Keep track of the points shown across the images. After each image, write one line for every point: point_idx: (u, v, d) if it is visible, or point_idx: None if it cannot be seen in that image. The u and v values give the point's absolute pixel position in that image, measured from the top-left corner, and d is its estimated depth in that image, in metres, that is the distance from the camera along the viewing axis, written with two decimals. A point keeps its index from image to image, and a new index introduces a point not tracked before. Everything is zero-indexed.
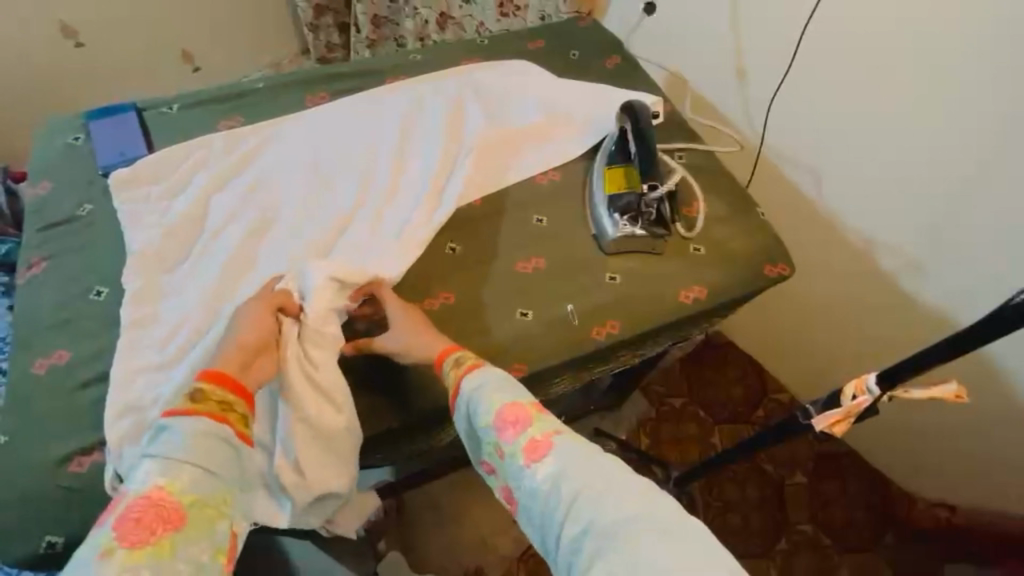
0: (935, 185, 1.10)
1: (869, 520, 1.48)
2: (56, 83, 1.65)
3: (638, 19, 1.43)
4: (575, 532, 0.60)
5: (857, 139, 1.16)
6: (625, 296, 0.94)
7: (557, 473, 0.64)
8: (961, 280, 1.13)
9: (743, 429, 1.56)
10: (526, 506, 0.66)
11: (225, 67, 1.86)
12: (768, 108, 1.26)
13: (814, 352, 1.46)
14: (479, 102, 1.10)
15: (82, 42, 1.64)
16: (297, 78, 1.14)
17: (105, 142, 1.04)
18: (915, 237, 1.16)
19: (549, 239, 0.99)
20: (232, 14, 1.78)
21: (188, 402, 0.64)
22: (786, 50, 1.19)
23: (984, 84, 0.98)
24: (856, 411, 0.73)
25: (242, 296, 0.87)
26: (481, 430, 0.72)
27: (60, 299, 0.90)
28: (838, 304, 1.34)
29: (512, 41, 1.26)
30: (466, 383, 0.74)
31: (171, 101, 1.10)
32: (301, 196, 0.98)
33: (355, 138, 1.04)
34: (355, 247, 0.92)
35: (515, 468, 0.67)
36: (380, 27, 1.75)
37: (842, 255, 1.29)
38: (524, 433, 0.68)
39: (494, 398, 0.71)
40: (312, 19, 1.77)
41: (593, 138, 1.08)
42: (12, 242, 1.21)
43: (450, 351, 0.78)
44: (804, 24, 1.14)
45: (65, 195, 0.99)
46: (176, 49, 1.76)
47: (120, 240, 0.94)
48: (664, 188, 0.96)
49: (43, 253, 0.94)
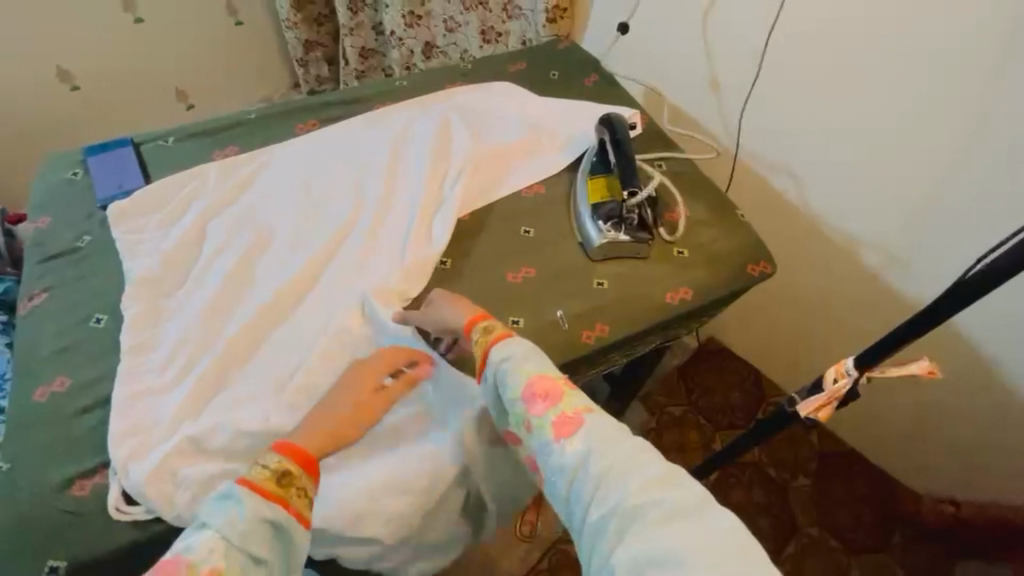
0: (928, 183, 1.13)
1: (878, 522, 1.47)
2: (50, 124, 1.71)
3: (614, 39, 1.49)
4: (599, 512, 0.61)
5: (836, 141, 1.21)
6: (614, 300, 0.96)
7: (586, 451, 0.64)
8: (952, 273, 1.16)
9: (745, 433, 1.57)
10: (552, 481, 0.66)
11: (216, 103, 1.93)
12: (742, 117, 1.32)
13: (803, 343, 1.49)
14: (466, 121, 1.14)
15: (78, 86, 1.70)
16: (288, 107, 1.19)
17: (105, 177, 1.07)
18: (906, 235, 1.19)
19: (538, 249, 1.02)
20: (224, 53, 1.85)
21: (268, 480, 0.64)
22: (757, 62, 1.25)
23: (967, 84, 1.02)
24: (839, 394, 0.69)
25: (234, 316, 0.91)
26: (510, 400, 0.71)
27: (62, 330, 0.91)
28: (828, 296, 1.37)
29: (495, 64, 1.32)
30: (495, 353, 0.74)
31: (167, 134, 1.14)
32: (295, 217, 1.01)
33: (347, 157, 1.08)
34: (353, 268, 0.96)
35: (542, 442, 0.67)
36: (368, 59, 1.84)
37: (828, 253, 1.32)
38: (553, 409, 0.68)
39: (525, 370, 0.71)
40: (301, 55, 1.86)
41: (575, 151, 1.12)
42: (11, 281, 1.23)
43: (478, 319, 0.79)
44: (769, 33, 1.21)
45: (66, 227, 1.02)
46: (170, 88, 1.83)
47: (116, 269, 0.97)
48: (644, 194, 0.98)
49: (43, 284, 0.96)
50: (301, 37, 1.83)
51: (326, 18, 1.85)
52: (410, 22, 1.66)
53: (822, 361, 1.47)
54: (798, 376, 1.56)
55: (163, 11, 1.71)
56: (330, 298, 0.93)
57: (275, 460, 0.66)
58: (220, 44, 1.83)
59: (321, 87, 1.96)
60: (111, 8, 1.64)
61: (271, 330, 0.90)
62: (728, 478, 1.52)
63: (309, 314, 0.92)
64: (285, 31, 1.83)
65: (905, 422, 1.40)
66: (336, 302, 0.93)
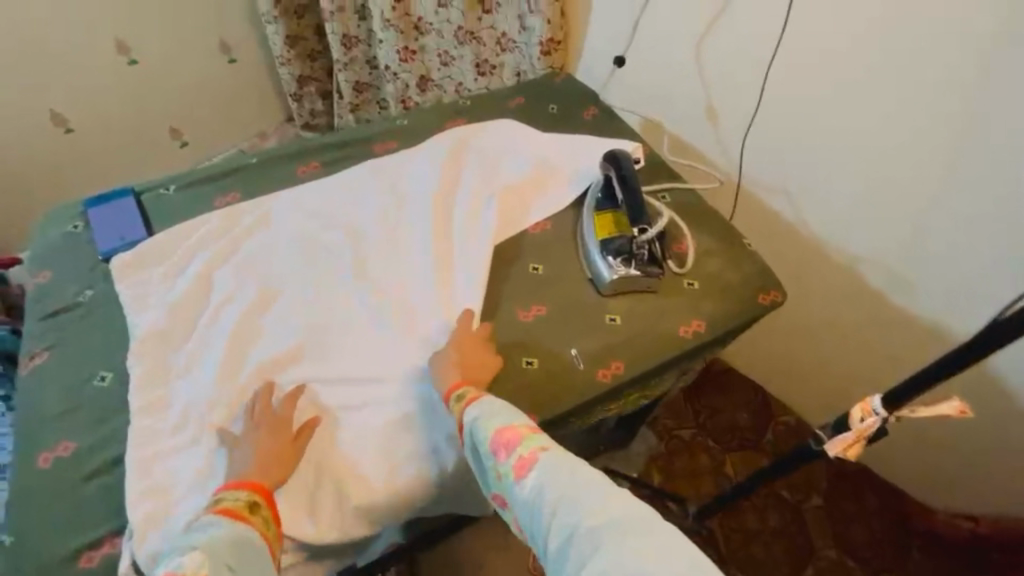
0: (924, 201, 1.14)
1: (894, 538, 1.45)
2: (46, 167, 1.71)
3: (609, 73, 1.51)
4: (559, 543, 0.65)
5: (833, 163, 1.22)
6: (628, 337, 0.95)
7: (542, 486, 0.70)
8: (959, 287, 1.16)
9: (755, 456, 1.55)
10: (523, 524, 0.71)
11: (211, 140, 1.93)
12: (742, 144, 1.34)
13: (822, 377, 1.49)
14: (472, 162, 1.15)
15: (72, 128, 1.70)
16: (289, 150, 1.19)
17: (107, 228, 1.06)
18: (910, 253, 1.20)
19: (548, 286, 1.01)
20: (215, 90, 1.86)
21: (241, 506, 0.73)
22: (755, 88, 1.26)
23: (962, 104, 1.04)
24: (867, 434, 0.67)
25: (242, 365, 0.89)
26: (479, 455, 0.78)
27: (64, 390, 0.88)
28: (842, 326, 1.38)
29: (495, 100, 1.34)
30: (466, 415, 0.80)
31: (168, 182, 1.13)
32: (301, 262, 1.01)
33: (355, 203, 1.08)
34: (363, 316, 0.95)
35: (509, 487, 0.73)
36: (362, 92, 1.86)
37: (831, 272, 1.34)
38: (514, 453, 0.74)
39: (489, 425, 0.78)
40: (295, 90, 1.87)
41: (579, 186, 1.12)
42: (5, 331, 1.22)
43: (455, 386, 0.84)
44: (768, 62, 1.22)
45: (68, 281, 1.00)
46: (164, 127, 1.83)
47: (120, 323, 0.95)
48: (654, 230, 0.96)
49: (44, 342, 0.93)
50: (295, 73, 1.85)
51: (320, 54, 1.86)
52: (405, 57, 1.69)
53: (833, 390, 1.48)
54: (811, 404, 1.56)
55: (155, 51, 1.71)
56: (343, 346, 0.93)
57: (242, 494, 0.74)
58: (213, 80, 1.84)
59: (316, 121, 1.98)
60: (103, 50, 1.65)
61: (287, 379, 0.89)
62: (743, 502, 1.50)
63: (319, 365, 0.90)
64: (279, 68, 1.85)
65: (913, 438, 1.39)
66: (350, 350, 0.92)
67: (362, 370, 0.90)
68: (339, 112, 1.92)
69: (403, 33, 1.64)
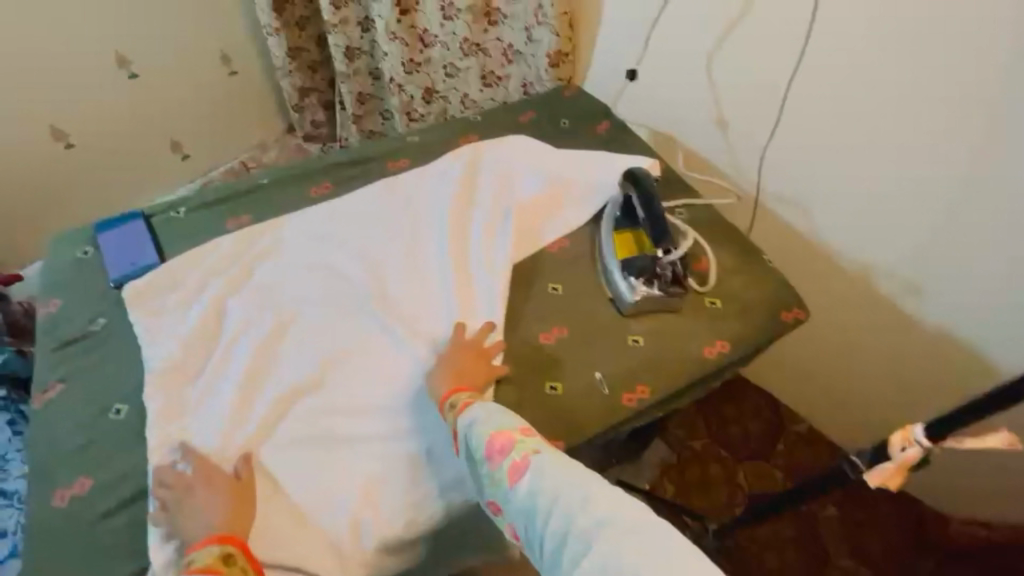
0: (933, 207, 1.14)
1: (906, 550, 1.43)
2: (42, 182, 1.67)
3: (622, 86, 1.46)
4: (553, 541, 0.66)
5: (842, 172, 1.22)
6: (652, 359, 0.93)
7: (536, 489, 0.70)
8: (976, 293, 1.16)
9: (767, 466, 1.53)
10: (519, 526, 0.71)
11: (211, 153, 1.90)
12: (762, 155, 1.31)
13: (854, 397, 1.45)
14: (488, 180, 1.13)
15: (72, 143, 1.68)
16: (299, 170, 1.17)
17: (117, 254, 1.04)
18: (921, 261, 1.20)
19: (567, 307, 0.99)
20: (213, 102, 1.84)
21: (214, 563, 0.69)
22: (776, 98, 1.24)
23: (977, 112, 1.04)
24: (909, 464, 0.65)
25: (261, 397, 0.88)
26: (476, 460, 0.79)
27: (80, 424, 0.87)
28: (873, 346, 1.35)
29: (506, 115, 1.33)
30: (461, 421, 0.81)
31: (178, 205, 1.11)
32: (316, 290, 1.00)
33: (370, 226, 1.07)
34: (381, 346, 0.94)
35: (504, 490, 0.74)
36: (366, 103, 1.83)
37: (844, 280, 1.32)
38: (508, 456, 0.75)
39: (484, 430, 0.78)
40: (297, 101, 1.85)
41: (597, 203, 1.11)
42: (8, 352, 1.25)
43: (451, 392, 0.85)
44: (792, 75, 1.20)
45: (79, 310, 0.98)
46: (165, 140, 1.80)
47: (134, 353, 0.93)
48: (679, 251, 0.96)
49: (57, 375, 0.91)
50: (296, 84, 1.83)
51: (322, 65, 1.84)
52: (410, 69, 1.66)
53: (873, 424, 1.45)
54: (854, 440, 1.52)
55: (156, 63, 1.71)
56: (364, 375, 0.92)
57: (212, 549, 0.70)
58: (216, 94, 1.83)
59: (317, 132, 1.93)
60: (105, 63, 1.64)
61: (310, 413, 0.88)
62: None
63: (336, 395, 0.90)
64: (281, 79, 1.83)
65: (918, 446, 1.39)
66: (370, 379, 0.91)
67: (383, 401, 0.89)
68: (342, 122, 1.89)
69: (408, 45, 1.63)
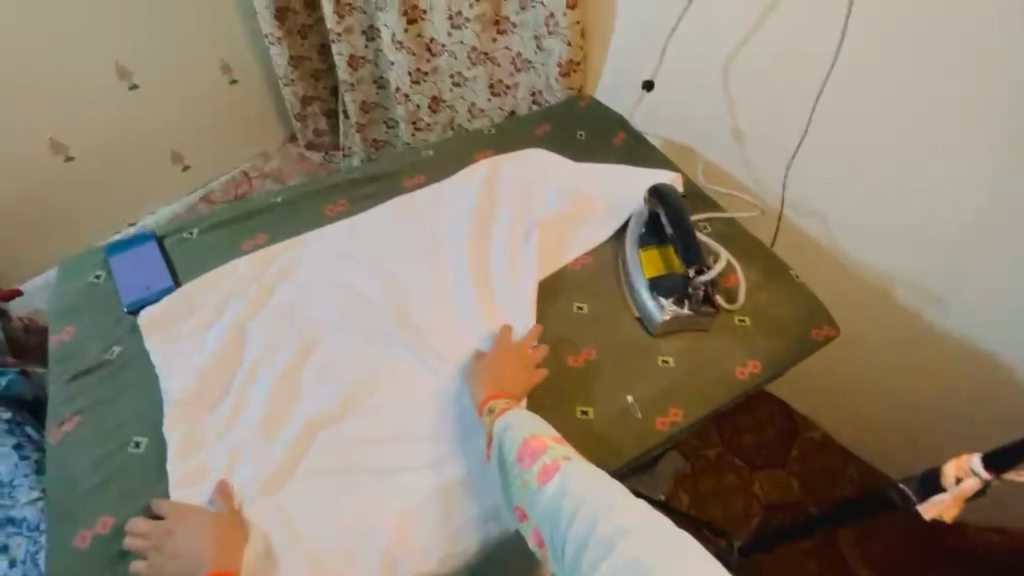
0: (945, 215, 1.12)
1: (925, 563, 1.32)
2: (41, 197, 1.63)
3: (639, 96, 1.43)
4: (575, 543, 0.70)
5: (852, 181, 1.20)
6: (684, 381, 0.92)
7: (565, 492, 0.73)
8: (986, 300, 1.15)
9: (783, 475, 1.47)
10: (543, 528, 0.74)
11: (213, 164, 1.87)
12: (786, 172, 1.27)
13: (883, 404, 1.41)
14: (510, 196, 1.10)
15: (72, 156, 1.63)
16: (315, 188, 1.14)
17: (129, 278, 1.01)
18: (941, 271, 1.18)
19: (594, 327, 0.97)
20: (213, 114, 1.81)
21: None
22: (806, 103, 1.19)
23: (985, 117, 1.02)
24: (965, 495, 0.64)
25: (287, 431, 0.87)
26: (507, 463, 0.81)
27: (98, 459, 0.85)
28: (895, 350, 1.32)
29: (521, 128, 1.30)
30: (495, 424, 0.83)
31: (191, 226, 1.08)
32: (339, 314, 0.98)
33: (391, 246, 1.05)
34: (406, 376, 0.93)
35: (532, 492, 0.77)
36: (370, 112, 1.79)
37: (866, 289, 1.30)
38: (539, 459, 0.78)
39: (517, 434, 0.81)
40: (299, 110, 1.82)
41: (620, 218, 1.08)
42: (12, 373, 1.25)
43: (489, 399, 0.86)
44: (821, 83, 1.15)
45: (92, 339, 0.96)
46: (166, 151, 1.77)
47: (150, 384, 0.91)
48: (712, 273, 0.93)
49: (74, 407, 0.90)
50: (298, 93, 1.80)
51: (324, 73, 1.81)
52: (417, 79, 1.61)
53: (894, 445, 1.44)
54: (875, 461, 1.50)
55: (156, 75, 1.67)
56: (394, 405, 0.90)
57: None
58: (218, 104, 1.80)
59: (320, 141, 1.91)
60: (105, 76, 1.60)
61: (343, 445, 0.87)
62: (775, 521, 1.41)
63: (364, 425, 0.89)
64: (282, 87, 1.80)
65: (920, 453, 1.39)
66: (401, 409, 0.90)
67: (412, 431, 0.88)
68: (346, 131, 1.85)
69: (416, 54, 1.57)
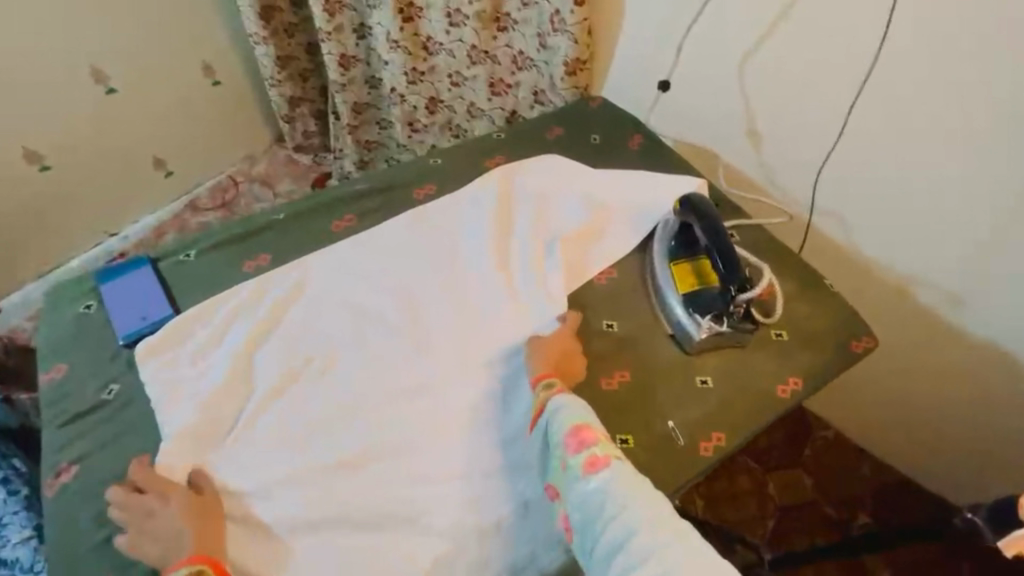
0: (959, 217, 1.07)
1: (939, 559, 1.30)
2: (14, 210, 1.52)
3: (654, 99, 1.32)
4: (609, 542, 0.68)
5: (865, 185, 1.14)
6: (723, 403, 0.89)
7: (609, 489, 0.71)
8: (999, 306, 1.10)
9: (800, 476, 1.44)
10: (576, 517, 0.72)
11: (200, 170, 1.79)
12: (814, 180, 1.19)
13: (888, 399, 1.35)
14: (530, 206, 1.05)
15: (49, 165, 1.53)
16: (319, 202, 1.07)
17: (123, 309, 0.94)
18: (955, 275, 1.12)
19: (625, 348, 0.93)
20: (197, 118, 1.72)
21: None
22: (835, 113, 1.11)
23: (998, 117, 0.97)
24: None
25: (286, 461, 0.83)
26: (550, 443, 0.78)
27: (102, 511, 0.79)
28: (900, 349, 1.26)
29: (531, 131, 1.24)
30: (547, 403, 0.80)
31: (188, 247, 1.01)
32: (353, 338, 0.92)
33: (410, 258, 0.99)
34: (431, 404, 0.87)
35: (572, 478, 0.74)
36: (362, 113, 1.70)
37: (880, 291, 1.23)
38: (587, 449, 0.74)
39: (569, 418, 0.77)
40: (287, 112, 1.73)
41: (644, 228, 1.03)
42: None
43: (544, 375, 0.84)
44: (859, 85, 1.06)
45: (87, 378, 0.89)
46: (147, 157, 1.67)
47: (153, 428, 0.85)
48: (755, 290, 0.90)
49: (71, 454, 0.83)
50: (286, 94, 1.71)
51: (312, 73, 1.72)
52: (413, 79, 1.53)
53: (900, 444, 1.39)
54: (885, 458, 1.44)
55: (134, 79, 1.57)
56: (418, 438, 0.85)
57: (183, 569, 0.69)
58: (200, 107, 1.71)
59: (310, 142, 1.83)
60: (77, 80, 1.50)
61: (364, 477, 0.82)
62: (789, 522, 1.39)
63: (389, 460, 0.83)
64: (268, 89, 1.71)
65: (928, 451, 1.34)
66: (427, 441, 0.85)
67: (435, 464, 0.83)
68: (336, 133, 1.74)
69: (412, 53, 1.48)
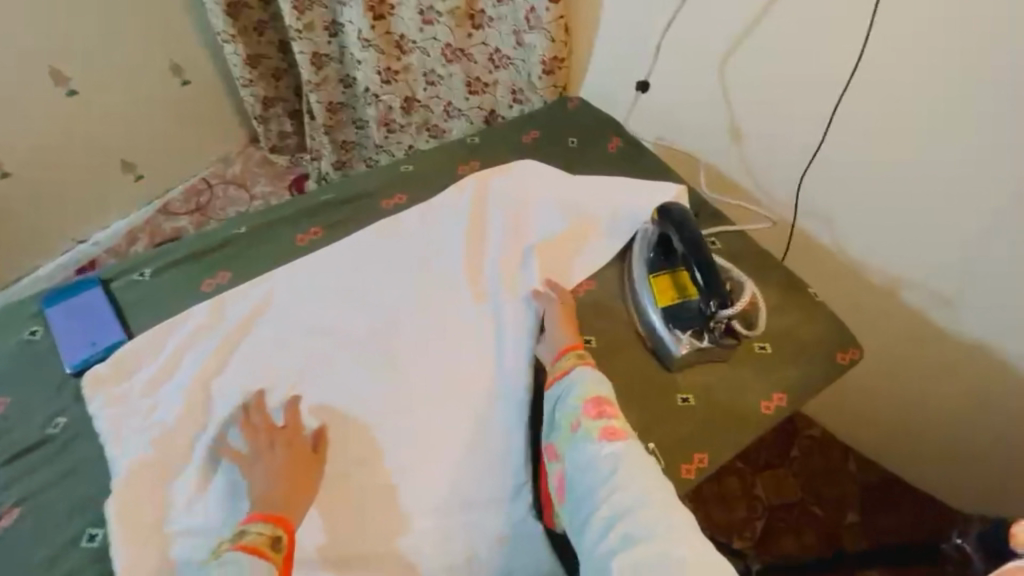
0: (952, 219, 1.04)
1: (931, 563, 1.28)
2: None
3: (633, 100, 1.27)
4: (606, 515, 0.70)
5: (856, 187, 1.10)
6: (705, 421, 0.85)
7: (619, 461, 0.73)
8: (992, 309, 1.07)
9: (788, 478, 1.42)
10: (576, 482, 0.74)
11: (169, 174, 1.71)
12: (798, 184, 1.16)
13: (877, 400, 1.33)
14: (505, 214, 1.01)
15: (8, 171, 1.44)
16: (282, 215, 1.02)
17: (71, 334, 0.88)
18: (945, 278, 1.10)
19: (605, 364, 0.89)
20: (164, 120, 1.64)
21: (261, 540, 0.68)
22: (821, 111, 1.07)
23: (991, 117, 0.94)
24: None
25: None
26: (564, 407, 0.79)
27: (48, 557, 0.74)
28: (894, 350, 1.24)
29: (506, 135, 1.19)
30: (572, 367, 0.81)
31: (142, 266, 0.95)
32: (318, 361, 0.87)
33: (381, 271, 0.95)
34: (402, 428, 0.83)
35: (583, 442, 0.76)
36: (336, 113, 1.63)
37: (870, 294, 1.21)
38: (603, 421, 0.76)
39: (592, 388, 0.79)
40: (259, 113, 1.66)
41: (623, 238, 0.99)
42: None
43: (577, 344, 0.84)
44: (846, 84, 1.03)
45: (31, 411, 0.83)
46: (115, 160, 1.59)
47: (102, 465, 0.80)
48: (733, 309, 0.85)
49: (14, 496, 0.78)
50: (257, 94, 1.64)
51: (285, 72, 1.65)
52: (387, 78, 1.46)
53: (891, 446, 1.37)
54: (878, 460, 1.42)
55: (96, 79, 1.49)
56: (393, 461, 0.81)
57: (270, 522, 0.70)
58: (167, 109, 1.63)
59: (284, 144, 1.76)
60: (35, 81, 1.41)
61: (328, 507, 0.77)
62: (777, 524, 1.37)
63: (358, 489, 0.79)
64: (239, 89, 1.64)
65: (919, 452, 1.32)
66: (399, 467, 0.81)
67: (407, 492, 0.80)
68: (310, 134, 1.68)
69: (384, 52, 1.42)
